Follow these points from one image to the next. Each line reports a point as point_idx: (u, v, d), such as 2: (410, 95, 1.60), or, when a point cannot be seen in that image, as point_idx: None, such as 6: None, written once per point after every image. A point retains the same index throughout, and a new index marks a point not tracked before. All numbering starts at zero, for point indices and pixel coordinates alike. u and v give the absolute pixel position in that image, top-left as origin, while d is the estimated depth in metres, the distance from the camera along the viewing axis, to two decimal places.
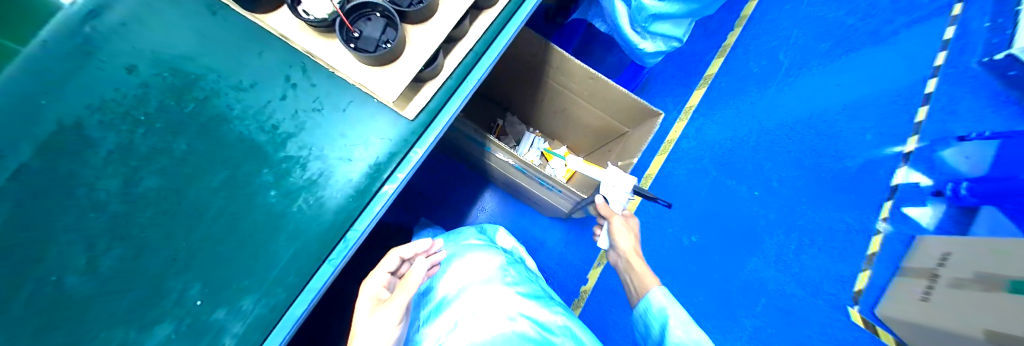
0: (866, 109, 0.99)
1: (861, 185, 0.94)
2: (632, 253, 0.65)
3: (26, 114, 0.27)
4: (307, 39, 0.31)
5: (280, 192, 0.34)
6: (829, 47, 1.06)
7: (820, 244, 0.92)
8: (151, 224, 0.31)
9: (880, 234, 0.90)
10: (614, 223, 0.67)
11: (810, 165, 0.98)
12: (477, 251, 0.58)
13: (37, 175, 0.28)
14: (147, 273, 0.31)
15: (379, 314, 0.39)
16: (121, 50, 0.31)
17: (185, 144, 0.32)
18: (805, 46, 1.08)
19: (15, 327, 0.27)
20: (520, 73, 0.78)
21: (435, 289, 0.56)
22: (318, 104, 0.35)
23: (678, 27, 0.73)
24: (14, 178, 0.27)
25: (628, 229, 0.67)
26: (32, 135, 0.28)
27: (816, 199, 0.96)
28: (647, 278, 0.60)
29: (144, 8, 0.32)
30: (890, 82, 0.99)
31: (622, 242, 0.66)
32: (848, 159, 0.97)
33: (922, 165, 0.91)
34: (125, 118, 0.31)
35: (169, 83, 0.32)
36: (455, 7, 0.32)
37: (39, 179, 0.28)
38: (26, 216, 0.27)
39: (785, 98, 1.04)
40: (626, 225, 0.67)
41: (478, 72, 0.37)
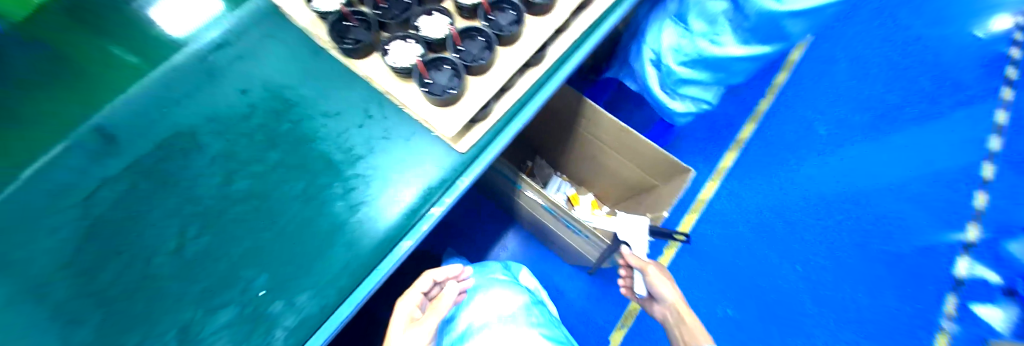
0: (909, 192, 1.00)
1: (922, 271, 0.94)
2: (678, 300, 0.66)
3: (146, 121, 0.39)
4: (390, 82, 0.38)
5: (346, 203, 0.38)
6: (870, 121, 1.08)
7: (859, 323, 0.91)
8: (233, 219, 0.37)
9: (947, 333, 0.90)
10: (650, 272, 0.69)
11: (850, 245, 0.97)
12: (501, 287, 0.59)
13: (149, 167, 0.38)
14: (225, 261, 0.36)
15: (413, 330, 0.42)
16: (239, 78, 0.41)
17: (276, 155, 0.39)
18: (844, 119, 1.09)
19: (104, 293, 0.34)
20: (555, 122, 0.84)
21: (458, 317, 0.58)
22: (386, 133, 0.40)
23: (706, 91, 0.76)
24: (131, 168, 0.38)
25: (665, 277, 0.69)
26: (155, 137, 0.39)
27: (864, 281, 0.94)
28: (699, 334, 0.59)
29: (260, 47, 0.43)
30: (931, 165, 1.02)
31: (663, 289, 0.67)
32: (900, 242, 0.96)
33: (986, 257, 0.95)
34: (232, 132, 0.39)
35: (271, 105, 0.41)
36: (510, 64, 0.39)
37: (150, 170, 0.38)
38: (135, 196, 0.37)
39: (823, 171, 1.04)
40: (662, 273, 0.69)
41: (523, 117, 0.42)
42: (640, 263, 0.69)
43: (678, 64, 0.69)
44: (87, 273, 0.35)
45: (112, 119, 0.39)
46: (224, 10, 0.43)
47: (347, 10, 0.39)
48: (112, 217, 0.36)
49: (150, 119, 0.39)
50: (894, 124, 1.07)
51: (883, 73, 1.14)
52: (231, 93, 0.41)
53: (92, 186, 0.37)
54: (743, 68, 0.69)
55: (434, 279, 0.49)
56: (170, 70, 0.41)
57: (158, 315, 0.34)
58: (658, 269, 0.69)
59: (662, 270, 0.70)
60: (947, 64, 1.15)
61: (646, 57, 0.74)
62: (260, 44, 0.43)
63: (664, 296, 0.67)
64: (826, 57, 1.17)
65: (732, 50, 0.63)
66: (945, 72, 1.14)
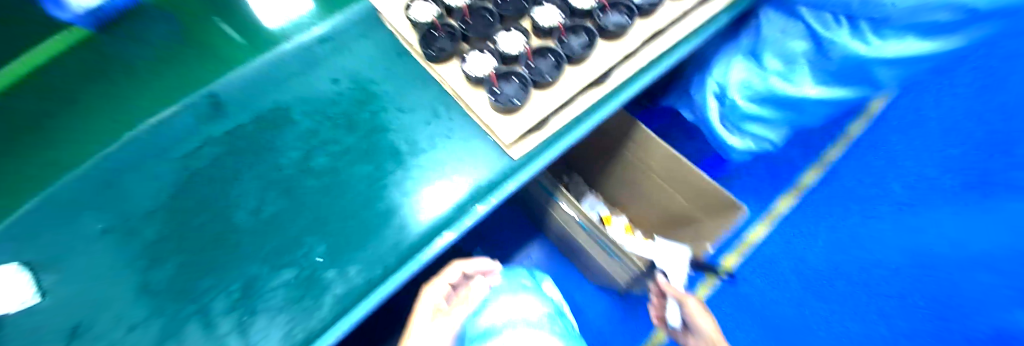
0: (994, 272, 0.90)
1: None
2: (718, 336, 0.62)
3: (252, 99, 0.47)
4: (462, 86, 0.42)
5: (402, 191, 0.42)
6: (957, 188, 0.98)
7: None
8: (304, 190, 0.43)
9: None
10: (690, 305, 0.66)
11: (896, 306, 0.92)
12: (527, 293, 0.60)
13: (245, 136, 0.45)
14: (294, 226, 0.41)
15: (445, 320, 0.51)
16: (334, 69, 0.47)
17: (351, 140, 0.44)
18: (925, 180, 1.01)
19: (194, 237, 0.41)
20: (602, 143, 0.84)
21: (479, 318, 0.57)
22: (449, 132, 0.43)
23: (772, 130, 0.73)
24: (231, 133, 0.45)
25: (704, 310, 0.65)
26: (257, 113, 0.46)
27: None
28: None
29: (355, 45, 0.49)
30: None
31: (700, 323, 0.64)
32: (973, 324, 0.88)
33: None
34: (319, 114, 0.45)
35: (355, 95, 0.46)
36: (575, 82, 0.41)
37: (246, 139, 0.45)
38: (232, 159, 0.44)
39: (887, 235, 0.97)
40: (701, 306, 0.65)
41: (578, 132, 0.43)
42: (676, 293, 0.66)
43: (744, 99, 0.67)
44: (181, 216, 0.41)
45: (229, 92, 0.47)
46: (331, 13, 0.51)
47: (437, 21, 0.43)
48: (211, 173, 0.43)
49: (255, 96, 0.47)
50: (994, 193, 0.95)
51: (981, 136, 1.03)
52: (325, 81, 0.47)
53: (196, 144, 0.44)
54: (820, 111, 0.67)
55: (464, 272, 0.54)
56: (280, 56, 0.49)
57: (233, 263, 0.40)
58: (699, 301, 0.66)
59: (701, 303, 0.66)
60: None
61: (708, 89, 0.72)
62: (354, 42, 0.49)
63: (702, 330, 0.63)
64: (909, 111, 1.08)
65: (806, 91, 0.61)
66: None
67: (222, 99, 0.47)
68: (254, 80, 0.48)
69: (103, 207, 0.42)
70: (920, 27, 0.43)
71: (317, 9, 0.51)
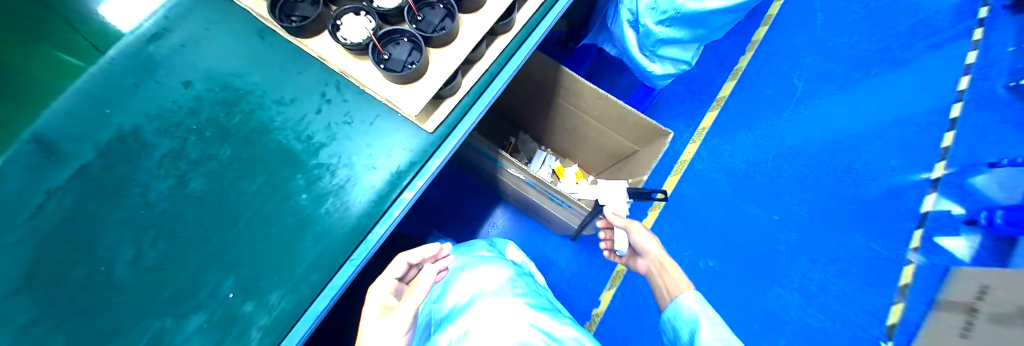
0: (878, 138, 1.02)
1: (890, 212, 0.98)
2: (661, 253, 0.68)
3: (83, 123, 0.35)
4: (344, 61, 0.35)
5: (311, 195, 0.36)
6: (846, 70, 1.10)
7: (836, 267, 0.94)
8: (189, 222, 0.35)
9: (912, 265, 0.93)
10: (633, 229, 0.70)
11: (825, 189, 1.00)
12: (486, 263, 0.59)
13: (94, 173, 0.34)
14: (186, 267, 0.34)
15: (389, 319, 0.41)
16: (179, 68, 0.38)
17: (230, 150, 0.36)
18: (822, 69, 1.10)
19: (48, 316, 0.31)
20: (533, 95, 0.82)
21: (445, 297, 0.58)
22: (348, 117, 0.37)
23: (685, 51, 0.76)
24: (76, 176, 0.34)
25: (647, 231, 0.70)
26: (95, 141, 0.35)
27: (836, 225, 0.97)
28: (680, 282, 0.60)
29: (201, 33, 0.39)
30: (903, 109, 1.04)
31: (645, 244, 0.69)
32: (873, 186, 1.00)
33: (952, 193, 0.97)
34: (178, 127, 0.36)
35: (218, 95, 0.37)
36: (473, 32, 0.36)
37: (94, 176, 0.34)
38: (79, 207, 0.34)
39: (801, 124, 1.06)
40: (644, 227, 0.70)
41: (494, 90, 0.40)
42: (623, 222, 0.69)
43: (656, 24, 0.67)
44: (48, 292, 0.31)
45: (46, 125, 0.35)
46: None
47: None
48: (53, 227, 0.33)
49: (81, 125, 0.35)
50: (870, 71, 1.08)
51: (859, 22, 1.15)
52: (173, 86, 0.37)
53: (42, 196, 0.33)
54: (722, 22, 0.69)
55: (407, 261, 0.48)
56: (102, 66, 0.37)
57: (117, 329, 0.32)
58: (641, 225, 0.70)
59: (644, 225, 0.71)
60: (920, 11, 1.15)
61: (623, 19, 0.71)
62: (199, 31, 0.39)
63: (646, 250, 0.69)
64: (800, 9, 1.19)
65: (709, 3, 0.63)
66: (919, 17, 1.14)
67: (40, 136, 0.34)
68: (79, 97, 0.36)
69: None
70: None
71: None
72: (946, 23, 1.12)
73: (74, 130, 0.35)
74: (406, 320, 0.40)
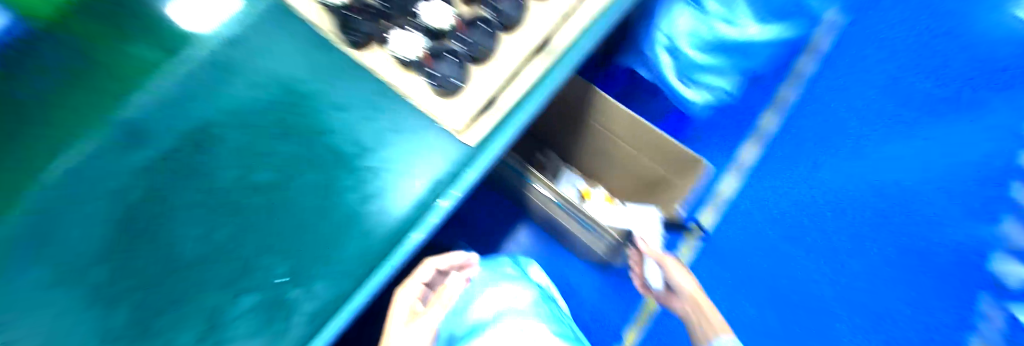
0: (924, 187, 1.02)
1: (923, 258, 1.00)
2: (696, 291, 0.67)
3: (170, 112, 0.40)
4: (395, 73, 0.39)
5: (356, 195, 0.39)
6: (896, 110, 1.06)
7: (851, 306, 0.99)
8: (251, 211, 0.38)
9: None
10: (669, 264, 0.70)
11: (854, 231, 1.01)
12: (511, 283, 0.60)
13: (179, 159, 0.39)
14: (244, 250, 0.38)
15: (416, 324, 0.44)
16: (249, 74, 0.42)
17: (289, 148, 0.40)
18: (871, 107, 1.07)
19: (134, 279, 0.36)
20: (566, 118, 0.84)
21: (468, 313, 0.59)
22: (394, 125, 0.40)
23: (725, 78, 0.74)
24: (165, 159, 0.39)
25: (681, 267, 0.70)
26: (178, 130, 0.40)
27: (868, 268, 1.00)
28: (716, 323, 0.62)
29: (268, 42, 0.42)
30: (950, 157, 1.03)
31: (680, 281, 0.69)
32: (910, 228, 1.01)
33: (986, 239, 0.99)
34: (251, 125, 0.41)
35: (283, 100, 0.41)
36: (515, 52, 0.39)
37: (178, 161, 0.39)
38: (163, 186, 0.38)
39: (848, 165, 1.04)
40: (679, 263, 0.70)
41: (533, 106, 0.40)
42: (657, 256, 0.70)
43: (693, 50, 0.69)
44: (130, 257, 0.36)
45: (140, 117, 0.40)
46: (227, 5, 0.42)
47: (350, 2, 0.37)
48: (142, 202, 0.38)
49: (167, 114, 0.40)
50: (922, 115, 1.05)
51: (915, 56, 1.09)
52: (242, 90, 0.41)
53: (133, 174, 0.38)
54: (760, 50, 0.70)
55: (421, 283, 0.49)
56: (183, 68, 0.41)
57: (184, 298, 0.36)
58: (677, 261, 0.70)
59: (678, 262, 0.71)
60: (982, 50, 1.09)
61: (660, 45, 0.71)
62: (266, 39, 0.42)
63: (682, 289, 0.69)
64: (857, 36, 1.11)
65: (749, 30, 0.66)
66: (978, 56, 1.09)
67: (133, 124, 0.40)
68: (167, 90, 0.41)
69: (17, 267, 0.36)
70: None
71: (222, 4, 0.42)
72: (1007, 65, 1.07)
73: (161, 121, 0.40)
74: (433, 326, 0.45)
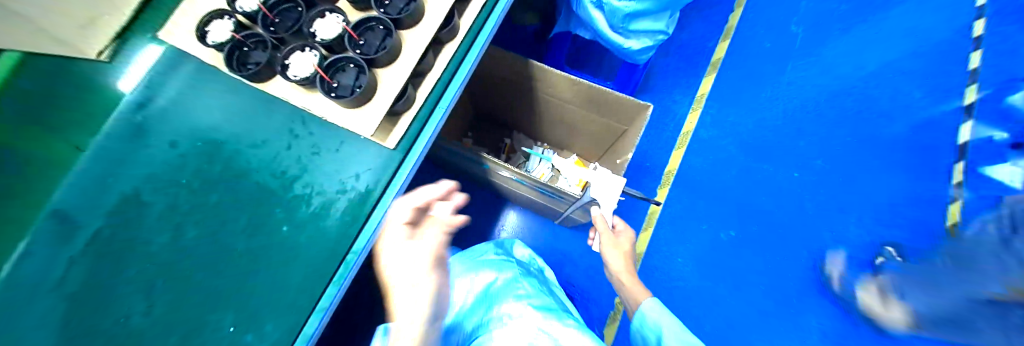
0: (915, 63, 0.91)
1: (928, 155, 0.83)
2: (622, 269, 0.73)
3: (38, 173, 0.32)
4: (297, 95, 0.37)
5: (291, 225, 0.40)
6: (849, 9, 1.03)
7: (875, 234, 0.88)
8: (191, 269, 0.37)
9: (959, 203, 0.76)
10: (604, 238, 0.73)
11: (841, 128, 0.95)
12: (488, 272, 0.62)
13: (106, 239, 0.34)
14: (193, 309, 0.37)
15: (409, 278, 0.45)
16: (169, 131, 0.38)
17: (216, 197, 0.38)
18: (821, 12, 1.07)
19: None
20: (515, 94, 0.87)
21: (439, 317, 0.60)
22: (316, 148, 0.41)
23: (659, 20, 0.75)
24: (88, 246, 0.33)
25: (615, 247, 0.75)
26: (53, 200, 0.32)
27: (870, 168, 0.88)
28: (637, 291, 0.67)
29: (182, 93, 0.39)
30: None
31: (611, 259, 0.74)
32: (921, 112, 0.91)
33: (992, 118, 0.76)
34: (170, 184, 0.37)
35: (201, 150, 0.39)
36: (416, 44, 0.38)
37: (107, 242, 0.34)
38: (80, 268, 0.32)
39: (813, 72, 1.02)
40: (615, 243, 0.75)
41: (448, 104, 0.42)
42: (603, 229, 0.72)
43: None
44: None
45: None
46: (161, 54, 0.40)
47: (239, 34, 0.38)
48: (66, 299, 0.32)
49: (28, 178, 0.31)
50: None
51: None
52: (159, 146, 0.37)
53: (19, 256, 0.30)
54: None
55: (415, 206, 0.47)
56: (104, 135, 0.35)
57: None
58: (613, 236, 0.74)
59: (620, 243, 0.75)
60: None
61: (588, 3, 0.71)
62: (186, 85, 0.40)
63: (612, 265, 0.75)
64: None
65: None
66: None
67: (63, 209, 0.32)
68: (84, 172, 0.33)
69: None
70: None
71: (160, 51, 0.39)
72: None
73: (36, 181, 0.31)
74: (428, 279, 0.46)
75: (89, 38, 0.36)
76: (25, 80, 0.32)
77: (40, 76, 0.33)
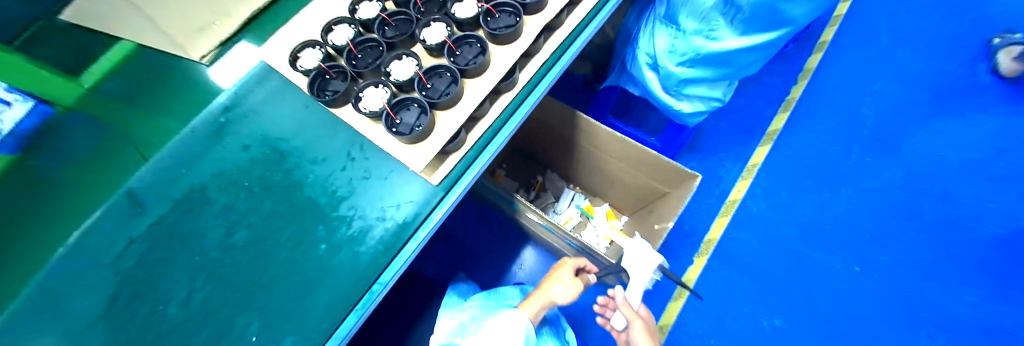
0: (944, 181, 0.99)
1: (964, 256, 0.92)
2: None
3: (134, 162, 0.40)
4: (363, 124, 0.42)
5: (329, 245, 0.41)
6: (904, 113, 1.05)
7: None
8: (232, 268, 0.39)
9: None
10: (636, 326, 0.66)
11: (888, 227, 0.95)
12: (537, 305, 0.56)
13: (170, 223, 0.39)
14: (224, 309, 0.38)
15: (555, 289, 0.59)
16: (241, 135, 0.42)
17: (269, 205, 0.41)
18: (880, 106, 1.06)
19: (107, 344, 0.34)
20: (557, 137, 0.87)
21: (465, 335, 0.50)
22: (366, 173, 0.42)
23: (715, 88, 0.74)
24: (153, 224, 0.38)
25: (647, 332, 0.67)
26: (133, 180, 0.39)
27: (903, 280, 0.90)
28: None
29: (262, 105, 0.44)
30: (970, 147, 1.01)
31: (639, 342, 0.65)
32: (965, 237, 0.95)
33: None
34: (233, 185, 0.41)
35: (269, 158, 0.42)
36: (478, 92, 0.40)
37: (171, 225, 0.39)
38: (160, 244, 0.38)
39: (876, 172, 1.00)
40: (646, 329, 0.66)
41: (494, 150, 0.44)
42: (631, 315, 0.66)
43: (676, 65, 0.67)
44: (121, 317, 0.36)
45: (137, 184, 0.40)
46: (256, 68, 0.45)
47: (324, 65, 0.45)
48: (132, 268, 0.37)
49: (162, 181, 0.40)
50: (939, 104, 1.05)
51: (926, 56, 1.11)
52: (231, 149, 0.42)
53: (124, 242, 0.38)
54: (749, 61, 0.68)
55: (591, 269, 0.70)
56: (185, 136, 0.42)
57: None
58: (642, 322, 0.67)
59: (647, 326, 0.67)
60: (971, 47, 1.10)
61: (643, 63, 0.72)
62: (272, 96, 0.44)
63: None
64: (859, 38, 1.15)
65: (731, 43, 0.62)
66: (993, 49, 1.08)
67: (133, 193, 0.39)
68: (162, 163, 0.40)
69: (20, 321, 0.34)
70: (767, 22, 0.60)
71: (258, 65, 0.45)
72: None
73: (157, 183, 0.40)
74: (539, 307, 0.56)
75: (196, 42, 0.43)
76: (127, 66, 0.45)
77: (140, 67, 0.46)
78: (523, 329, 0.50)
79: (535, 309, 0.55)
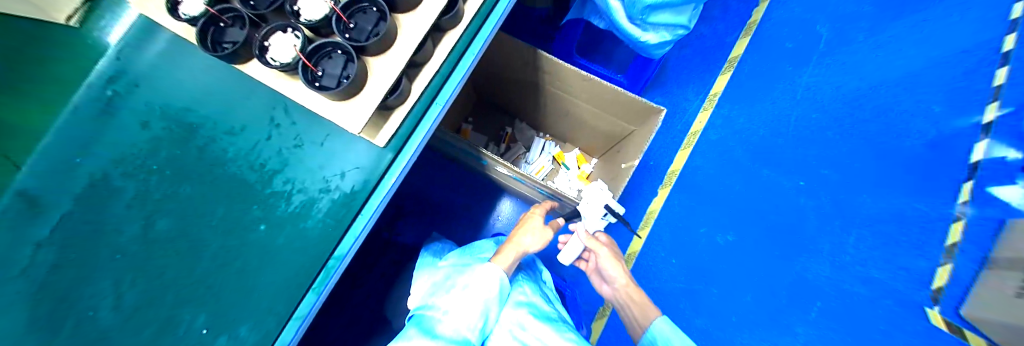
0: None
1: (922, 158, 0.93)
2: (626, 281, 0.70)
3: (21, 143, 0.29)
4: (276, 81, 0.33)
5: (268, 226, 0.38)
6: None
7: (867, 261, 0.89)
8: (161, 263, 0.34)
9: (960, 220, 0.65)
10: (601, 253, 0.72)
11: None
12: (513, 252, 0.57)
13: (78, 223, 0.31)
14: (162, 306, 0.35)
15: (526, 239, 0.59)
16: (137, 108, 0.33)
17: (189, 188, 0.35)
18: None
19: None
20: (519, 80, 0.82)
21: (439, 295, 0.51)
22: (298, 140, 0.39)
23: (681, 14, 0.71)
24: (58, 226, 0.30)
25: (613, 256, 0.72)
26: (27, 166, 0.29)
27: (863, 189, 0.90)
28: (647, 310, 0.64)
29: (155, 71, 0.34)
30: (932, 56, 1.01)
31: (610, 270, 0.72)
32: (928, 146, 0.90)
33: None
34: (141, 169, 0.33)
35: (176, 134, 0.35)
36: (413, 32, 0.34)
37: (79, 226, 0.31)
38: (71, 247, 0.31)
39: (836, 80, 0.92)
40: (611, 254, 0.72)
41: (445, 100, 0.39)
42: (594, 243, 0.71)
43: None
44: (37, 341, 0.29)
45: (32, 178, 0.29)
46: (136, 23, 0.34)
47: (212, 8, 0.33)
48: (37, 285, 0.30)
49: (60, 174, 0.30)
50: None
51: None
52: (128, 126, 0.33)
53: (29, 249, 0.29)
54: None
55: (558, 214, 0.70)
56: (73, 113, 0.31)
57: None
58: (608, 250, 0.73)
59: (613, 251, 0.73)
60: None
61: None
62: (166, 57, 0.35)
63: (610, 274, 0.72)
64: None
65: None
66: None
67: (29, 191, 0.29)
68: (64, 133, 0.30)
69: None
70: None
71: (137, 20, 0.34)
72: None
73: (57, 179, 0.30)
74: (513, 258, 0.56)
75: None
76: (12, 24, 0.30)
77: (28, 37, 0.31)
78: (497, 280, 0.51)
79: (510, 260, 0.56)
